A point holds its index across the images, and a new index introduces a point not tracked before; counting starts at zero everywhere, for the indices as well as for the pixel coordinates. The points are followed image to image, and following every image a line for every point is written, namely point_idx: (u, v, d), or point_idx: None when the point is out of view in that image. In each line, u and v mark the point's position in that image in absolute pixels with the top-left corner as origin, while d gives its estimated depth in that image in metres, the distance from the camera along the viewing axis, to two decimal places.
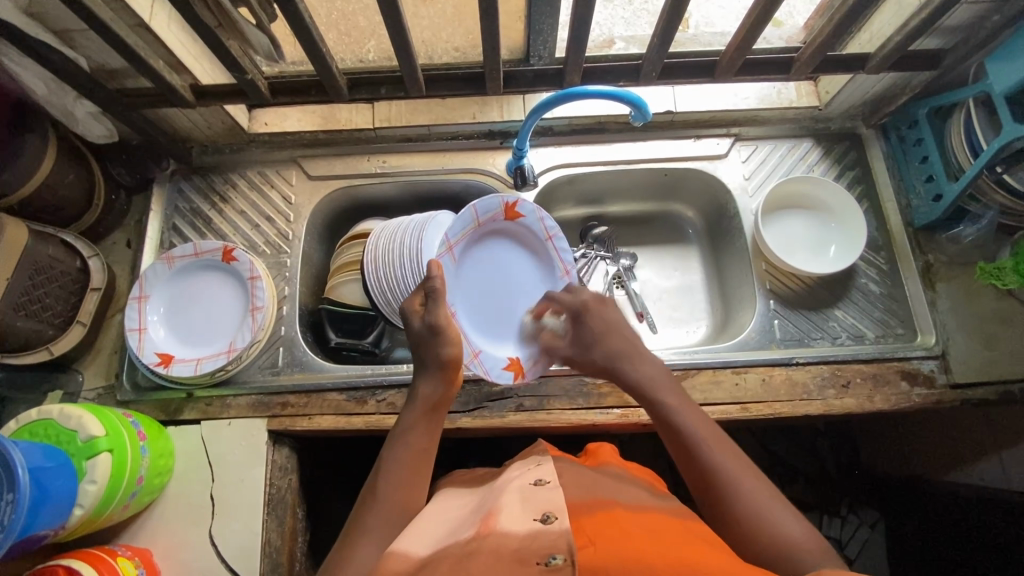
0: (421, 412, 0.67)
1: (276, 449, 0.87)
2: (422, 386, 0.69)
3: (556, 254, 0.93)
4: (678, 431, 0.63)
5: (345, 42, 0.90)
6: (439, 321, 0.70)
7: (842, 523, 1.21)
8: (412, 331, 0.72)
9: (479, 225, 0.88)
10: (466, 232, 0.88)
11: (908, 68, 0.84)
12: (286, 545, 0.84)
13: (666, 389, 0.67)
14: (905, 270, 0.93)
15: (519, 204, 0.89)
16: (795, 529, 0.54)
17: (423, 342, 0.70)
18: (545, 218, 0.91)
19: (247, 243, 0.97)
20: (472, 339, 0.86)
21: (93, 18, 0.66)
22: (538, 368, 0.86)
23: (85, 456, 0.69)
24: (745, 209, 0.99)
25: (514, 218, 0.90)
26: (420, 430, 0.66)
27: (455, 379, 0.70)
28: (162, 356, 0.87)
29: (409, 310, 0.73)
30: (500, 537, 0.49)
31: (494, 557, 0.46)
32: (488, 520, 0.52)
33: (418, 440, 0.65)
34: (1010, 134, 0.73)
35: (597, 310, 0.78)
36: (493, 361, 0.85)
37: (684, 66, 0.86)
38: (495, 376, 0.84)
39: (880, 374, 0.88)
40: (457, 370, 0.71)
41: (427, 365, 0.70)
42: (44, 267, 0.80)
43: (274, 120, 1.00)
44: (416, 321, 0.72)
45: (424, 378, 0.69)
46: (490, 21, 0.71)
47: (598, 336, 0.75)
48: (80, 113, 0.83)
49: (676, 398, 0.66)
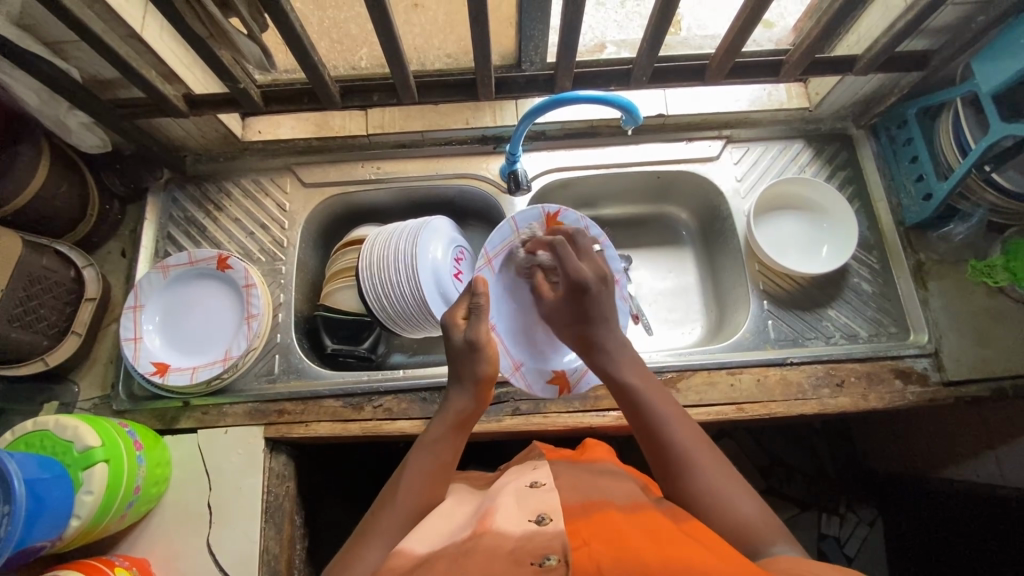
0: (451, 427, 0.67)
1: (273, 457, 0.87)
2: (453, 401, 0.68)
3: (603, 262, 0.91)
4: (640, 413, 0.63)
5: (337, 50, 0.91)
6: (478, 337, 0.69)
7: (841, 521, 1.21)
8: (452, 346, 0.70)
9: (519, 237, 0.89)
10: (508, 246, 0.89)
11: (895, 69, 0.85)
12: (284, 552, 0.84)
13: (632, 369, 0.67)
14: (897, 270, 0.94)
15: (560, 213, 0.88)
16: (753, 514, 0.56)
17: (460, 357, 0.69)
18: (589, 227, 0.89)
19: (242, 251, 0.97)
20: (514, 351, 0.88)
21: (84, 30, 0.66)
22: (582, 384, 0.88)
23: (81, 467, 0.69)
24: (737, 211, 0.99)
25: (557, 228, 0.90)
26: (446, 444, 0.66)
27: (487, 396, 0.70)
28: (157, 366, 0.87)
29: (450, 322, 0.71)
30: (496, 537, 0.49)
31: (490, 555, 0.47)
32: (485, 520, 0.53)
33: (444, 453, 0.65)
34: (997, 134, 0.74)
35: (598, 287, 0.72)
36: (536, 375, 0.88)
37: (674, 69, 0.87)
38: (539, 390, 0.87)
39: (874, 372, 0.88)
40: (491, 386, 0.70)
41: (462, 380, 0.69)
42: (39, 278, 0.80)
43: (269, 128, 0.99)
44: (458, 335, 0.70)
45: (457, 393, 0.68)
46: (480, 29, 0.72)
47: (582, 312, 0.72)
48: (73, 124, 0.84)
49: (640, 378, 0.66)
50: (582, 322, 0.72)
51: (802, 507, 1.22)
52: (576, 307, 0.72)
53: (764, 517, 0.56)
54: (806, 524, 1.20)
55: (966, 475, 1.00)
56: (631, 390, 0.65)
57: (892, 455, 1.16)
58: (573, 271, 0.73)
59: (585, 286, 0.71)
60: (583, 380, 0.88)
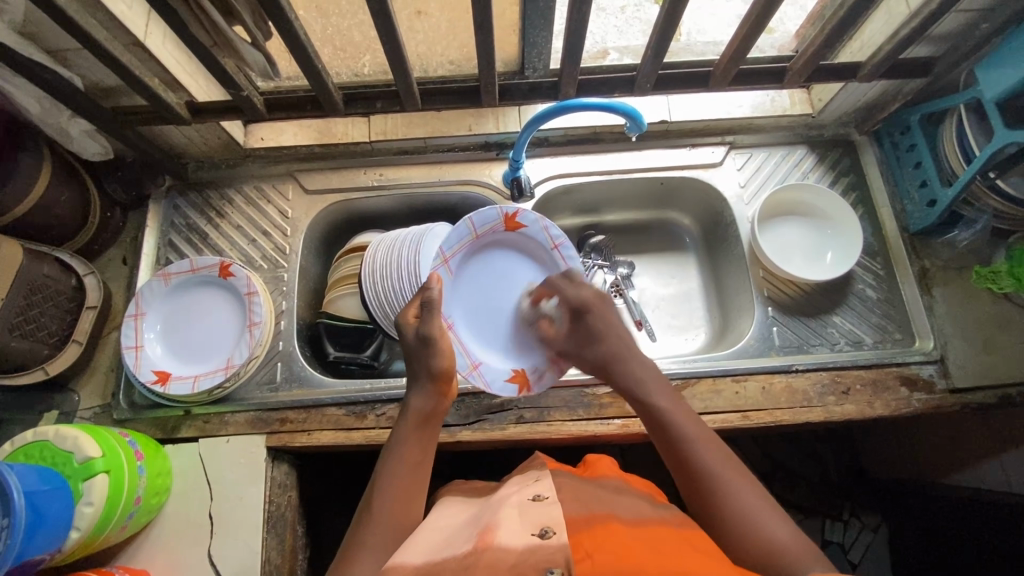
0: (414, 424, 0.67)
1: (274, 466, 0.86)
2: (413, 400, 0.69)
3: (563, 261, 0.92)
4: (668, 434, 0.62)
5: (341, 57, 0.91)
6: (430, 331, 0.70)
7: (845, 527, 1.21)
8: (406, 341, 0.71)
9: (476, 237, 0.90)
10: (464, 245, 0.89)
11: (899, 76, 0.84)
12: (286, 563, 0.83)
13: (657, 389, 0.66)
14: (901, 276, 0.94)
15: (518, 213, 0.89)
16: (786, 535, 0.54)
17: (415, 354, 0.70)
18: (547, 226, 0.90)
19: (244, 258, 0.96)
20: (473, 349, 0.88)
21: (87, 38, 0.66)
22: (543, 383, 0.87)
23: (81, 478, 0.68)
24: (741, 217, 0.99)
25: (515, 228, 0.90)
26: (413, 443, 0.66)
27: (447, 391, 0.71)
28: (159, 374, 0.86)
29: (402, 320, 0.72)
30: (499, 551, 0.49)
31: (491, 570, 0.46)
32: (487, 535, 0.52)
33: (414, 454, 0.65)
34: (1002, 139, 0.74)
35: (597, 307, 0.74)
36: (494, 374, 0.87)
37: (677, 76, 0.87)
38: (498, 388, 0.86)
39: (880, 380, 0.88)
40: (449, 382, 0.71)
41: (420, 377, 0.70)
42: (40, 287, 0.80)
43: (270, 134, 1.00)
44: (410, 332, 0.71)
45: (416, 391, 0.69)
46: (485, 36, 0.72)
47: (595, 333, 0.72)
48: (75, 131, 0.83)
49: (666, 398, 0.65)
50: (593, 342, 0.72)
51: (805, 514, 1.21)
52: (592, 334, 0.72)
53: (796, 535, 0.54)
54: (809, 531, 1.20)
55: (973, 482, 1.00)
56: (657, 407, 0.64)
57: (897, 461, 1.16)
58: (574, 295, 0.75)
59: (586, 305, 0.74)
60: (543, 379, 0.87)
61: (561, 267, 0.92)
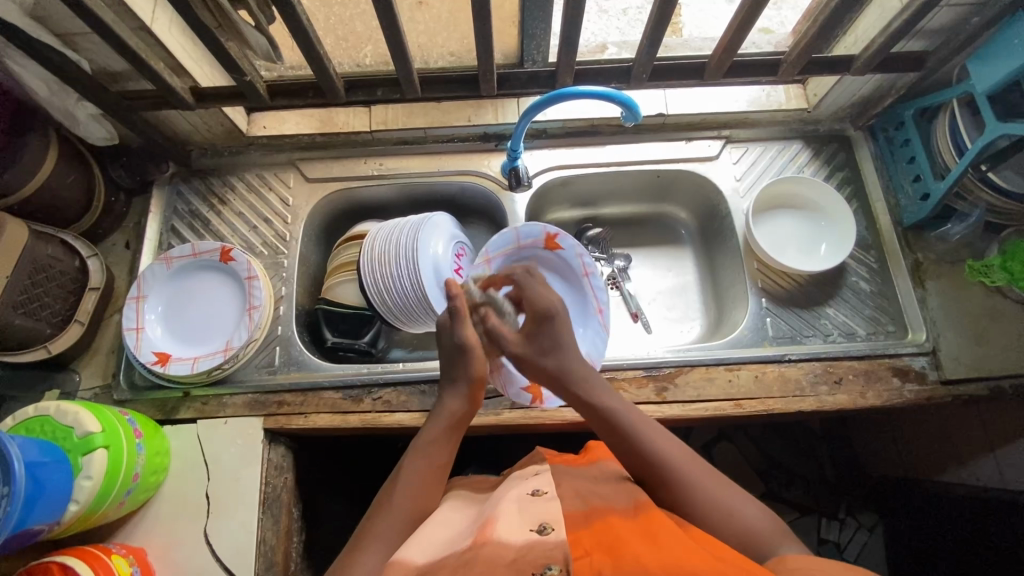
0: (444, 428, 0.68)
1: (271, 448, 0.87)
2: (448, 403, 0.70)
3: (591, 290, 0.94)
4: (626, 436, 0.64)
5: (343, 47, 0.93)
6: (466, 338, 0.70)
7: (841, 526, 1.22)
8: (443, 346, 0.72)
9: (519, 247, 0.93)
10: (508, 252, 0.93)
11: (892, 70, 0.86)
12: (281, 544, 0.84)
13: (610, 395, 0.68)
14: (895, 269, 0.95)
15: (559, 235, 0.91)
16: (760, 522, 0.58)
17: (452, 358, 0.71)
18: (583, 254, 0.92)
19: (245, 244, 0.98)
20: None
21: (97, 21, 0.68)
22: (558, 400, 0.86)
23: (81, 453, 0.70)
24: (736, 210, 1.00)
25: (554, 249, 0.93)
26: (440, 445, 0.67)
27: (479, 399, 0.72)
28: (159, 355, 0.87)
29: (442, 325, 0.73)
30: (496, 548, 0.50)
31: (490, 566, 0.48)
32: (486, 529, 0.54)
33: (437, 455, 0.67)
34: (993, 134, 0.75)
35: (563, 314, 0.73)
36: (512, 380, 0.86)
37: (673, 68, 0.88)
38: (513, 394, 0.86)
39: (872, 370, 0.88)
40: (483, 387, 0.72)
41: (457, 382, 0.71)
42: (43, 267, 0.81)
43: (273, 123, 1.02)
44: (447, 336, 0.72)
45: (451, 396, 0.70)
46: (482, 24, 0.73)
47: (551, 342, 0.71)
48: (81, 115, 0.84)
49: (617, 402, 0.68)
50: (554, 351, 0.71)
51: (801, 512, 1.22)
52: (548, 339, 0.72)
53: (769, 519, 0.58)
54: (805, 529, 1.21)
55: (966, 479, 1.00)
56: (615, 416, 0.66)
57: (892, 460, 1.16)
58: (539, 296, 0.73)
59: (552, 311, 0.72)
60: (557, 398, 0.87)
61: (589, 295, 0.94)
